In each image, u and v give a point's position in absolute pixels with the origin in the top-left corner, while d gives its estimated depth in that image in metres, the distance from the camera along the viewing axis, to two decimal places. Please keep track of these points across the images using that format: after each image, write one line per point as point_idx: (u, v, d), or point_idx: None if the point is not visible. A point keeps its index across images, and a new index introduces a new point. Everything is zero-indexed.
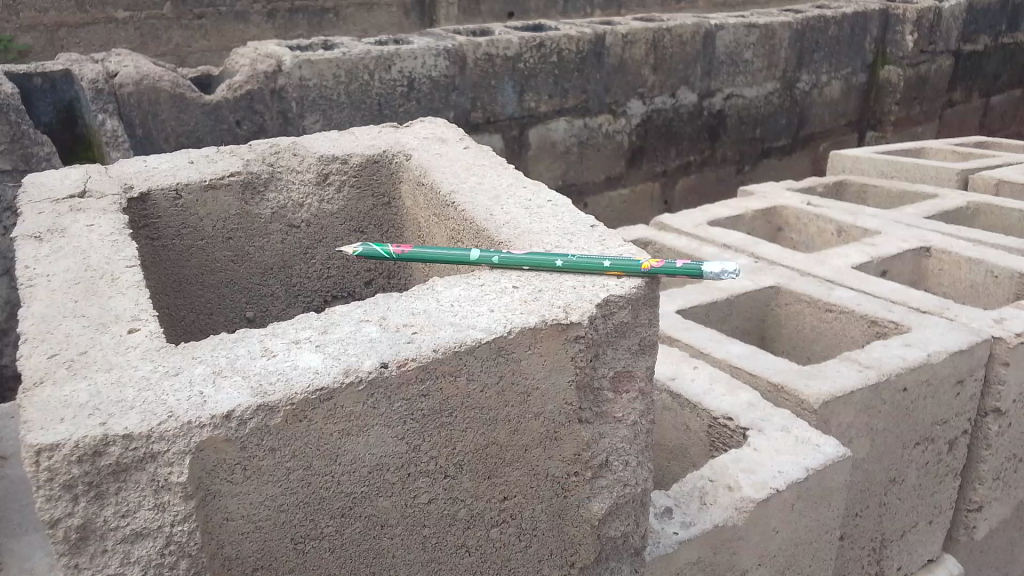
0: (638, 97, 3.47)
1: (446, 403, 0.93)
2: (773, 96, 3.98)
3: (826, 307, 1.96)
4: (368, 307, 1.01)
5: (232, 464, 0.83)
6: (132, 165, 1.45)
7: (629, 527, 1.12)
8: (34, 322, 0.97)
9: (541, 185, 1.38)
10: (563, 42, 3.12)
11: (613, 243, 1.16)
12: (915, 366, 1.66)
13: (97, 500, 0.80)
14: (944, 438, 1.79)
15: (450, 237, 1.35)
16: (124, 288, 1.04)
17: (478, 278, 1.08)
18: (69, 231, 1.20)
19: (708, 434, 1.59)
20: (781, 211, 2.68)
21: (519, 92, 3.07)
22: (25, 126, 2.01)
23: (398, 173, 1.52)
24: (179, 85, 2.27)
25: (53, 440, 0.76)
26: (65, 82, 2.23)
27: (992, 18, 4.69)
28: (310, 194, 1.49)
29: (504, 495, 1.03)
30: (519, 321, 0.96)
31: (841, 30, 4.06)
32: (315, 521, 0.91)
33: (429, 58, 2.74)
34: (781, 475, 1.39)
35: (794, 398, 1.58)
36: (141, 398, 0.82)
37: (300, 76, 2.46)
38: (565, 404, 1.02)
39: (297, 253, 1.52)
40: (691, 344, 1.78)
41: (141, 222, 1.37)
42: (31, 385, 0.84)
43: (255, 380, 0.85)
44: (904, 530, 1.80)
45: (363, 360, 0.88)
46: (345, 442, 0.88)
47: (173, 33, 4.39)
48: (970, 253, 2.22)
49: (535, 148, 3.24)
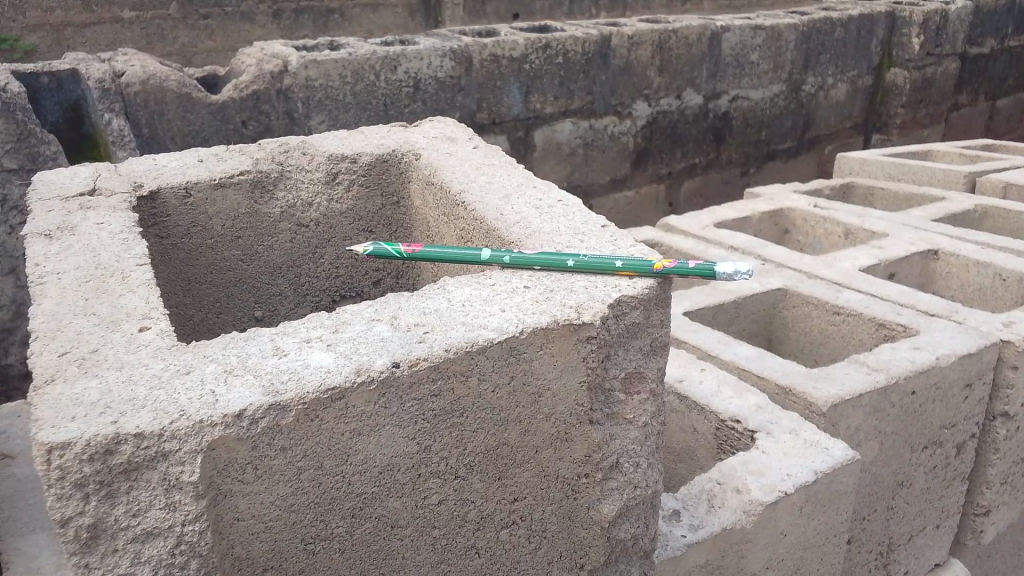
0: (643, 98, 3.47)
1: (457, 403, 0.93)
2: (779, 97, 3.97)
3: (834, 309, 1.95)
4: (379, 306, 1.00)
5: (243, 464, 0.83)
6: (141, 164, 1.45)
7: (639, 530, 1.12)
8: (44, 320, 0.96)
9: (551, 185, 1.38)
10: (569, 43, 3.11)
11: (624, 243, 1.15)
12: (924, 369, 1.65)
13: (107, 499, 0.79)
14: (952, 442, 1.78)
15: (460, 236, 1.34)
16: (134, 286, 1.04)
17: (489, 278, 1.08)
18: (78, 230, 1.20)
19: (716, 436, 1.58)
20: (788, 213, 2.68)
21: (525, 93, 3.07)
22: (32, 125, 2.00)
23: (407, 172, 1.52)
24: (185, 84, 2.27)
25: (64, 439, 0.76)
26: (71, 81, 2.23)
27: (999, 21, 4.67)
28: (319, 193, 1.49)
29: (514, 496, 1.03)
30: (530, 321, 0.95)
31: (847, 32, 4.05)
32: (326, 521, 0.90)
33: (435, 58, 2.73)
34: (789, 478, 1.38)
35: (802, 401, 1.58)
36: (152, 396, 0.82)
37: (306, 76, 2.46)
38: (576, 405, 1.01)
39: (305, 251, 1.52)
40: (699, 346, 1.78)
41: (150, 220, 1.36)
42: (41, 383, 0.84)
43: (266, 380, 0.85)
44: (912, 534, 1.80)
45: (375, 359, 0.88)
46: (357, 441, 0.88)
47: (179, 33, 4.40)
48: (979, 256, 2.21)
49: (541, 149, 3.24)
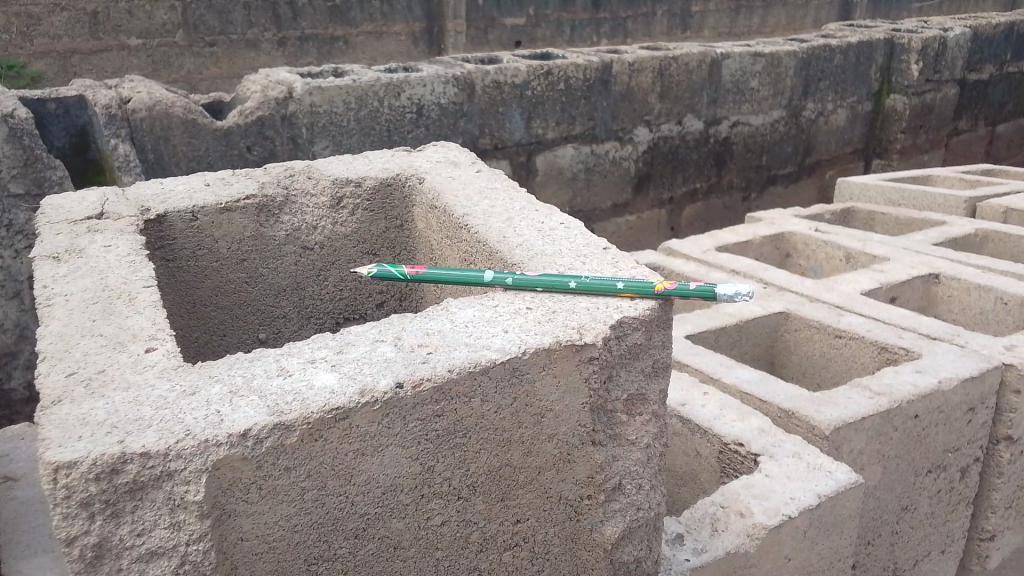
0: (644, 124, 3.50)
1: (461, 424, 0.93)
2: (779, 123, 4.00)
3: (837, 333, 1.95)
4: (382, 327, 1.01)
5: (248, 483, 0.83)
6: (147, 188, 1.46)
7: (642, 552, 1.11)
8: (52, 340, 0.97)
9: (553, 208, 1.39)
10: (571, 70, 3.15)
11: (626, 265, 1.16)
12: (927, 393, 1.65)
13: (113, 518, 0.80)
14: (956, 466, 1.78)
15: (463, 258, 1.35)
16: (141, 307, 1.05)
17: (492, 298, 1.09)
18: (86, 252, 1.21)
19: (719, 460, 1.58)
20: (789, 238, 2.69)
21: (527, 119, 3.10)
22: (38, 151, 2.02)
23: (411, 196, 1.53)
24: (191, 111, 2.29)
25: (71, 458, 0.76)
26: (78, 107, 2.25)
27: (997, 47, 4.71)
28: (324, 217, 1.50)
29: (517, 518, 1.03)
30: (534, 341, 0.96)
31: (847, 59, 4.09)
32: (329, 542, 0.91)
33: (438, 85, 2.76)
34: (792, 502, 1.38)
35: (806, 425, 1.57)
36: (159, 416, 0.83)
37: (311, 102, 2.48)
38: (578, 426, 1.02)
39: (310, 274, 1.53)
40: (702, 369, 1.78)
41: (156, 243, 1.38)
42: (48, 403, 0.85)
43: (272, 400, 0.85)
44: (917, 559, 1.79)
45: (378, 379, 0.89)
46: (360, 462, 0.88)
47: (185, 60, 4.52)
48: (980, 280, 2.22)
49: (543, 174, 3.26)
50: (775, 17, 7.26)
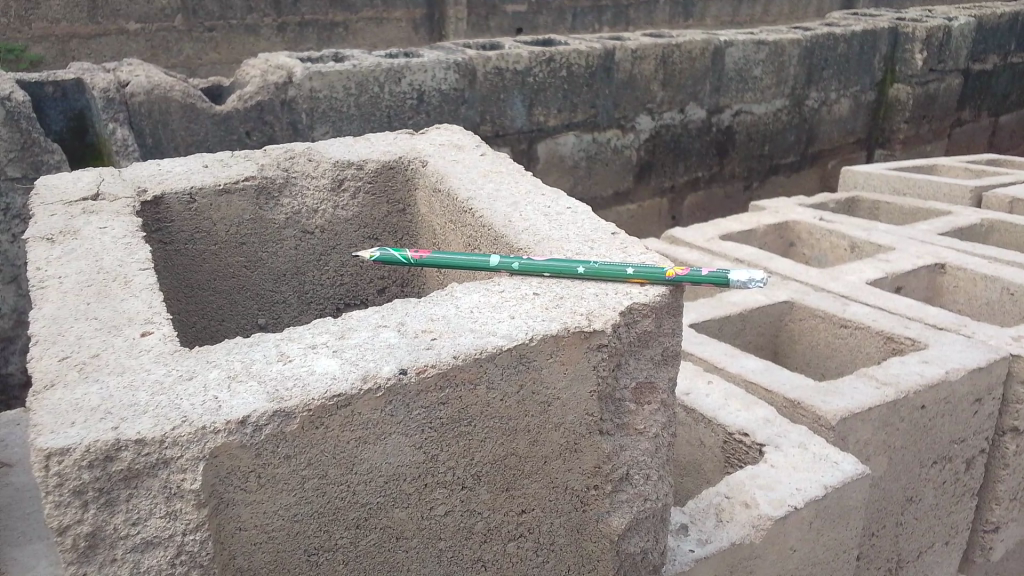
0: (646, 112, 3.46)
1: (465, 412, 0.91)
2: (782, 112, 3.97)
3: (841, 323, 1.93)
4: (385, 313, 0.99)
5: (246, 472, 0.81)
6: (144, 169, 1.43)
7: (648, 544, 1.09)
8: (45, 324, 0.94)
9: (559, 192, 1.36)
10: (572, 57, 3.11)
11: (635, 250, 1.14)
12: (934, 383, 1.63)
13: (107, 506, 0.77)
14: (961, 457, 1.76)
15: (467, 244, 1.32)
16: (136, 291, 1.02)
17: (498, 284, 1.06)
18: (81, 234, 1.18)
19: (723, 450, 1.56)
20: (795, 226, 2.66)
21: (528, 106, 3.06)
22: (35, 134, 1.99)
23: (414, 179, 1.50)
24: (190, 95, 2.26)
25: (63, 444, 0.74)
26: (75, 91, 2.21)
27: (1001, 37, 4.67)
28: (325, 200, 1.47)
29: (522, 508, 1.01)
30: (540, 327, 0.93)
31: (851, 48, 4.05)
32: (330, 532, 0.88)
33: (439, 71, 2.72)
34: (799, 493, 1.36)
35: (811, 414, 1.55)
36: (154, 402, 0.80)
37: (311, 87, 2.45)
38: (585, 415, 0.99)
39: (310, 259, 1.50)
40: (705, 359, 1.76)
41: (153, 226, 1.35)
42: (40, 389, 0.82)
43: (271, 386, 0.83)
44: (920, 551, 1.77)
45: (382, 365, 0.86)
46: (362, 450, 0.86)
47: (184, 45, 4.49)
48: (986, 270, 2.19)
49: (544, 161, 3.23)
50: (778, 6, 7.20)
